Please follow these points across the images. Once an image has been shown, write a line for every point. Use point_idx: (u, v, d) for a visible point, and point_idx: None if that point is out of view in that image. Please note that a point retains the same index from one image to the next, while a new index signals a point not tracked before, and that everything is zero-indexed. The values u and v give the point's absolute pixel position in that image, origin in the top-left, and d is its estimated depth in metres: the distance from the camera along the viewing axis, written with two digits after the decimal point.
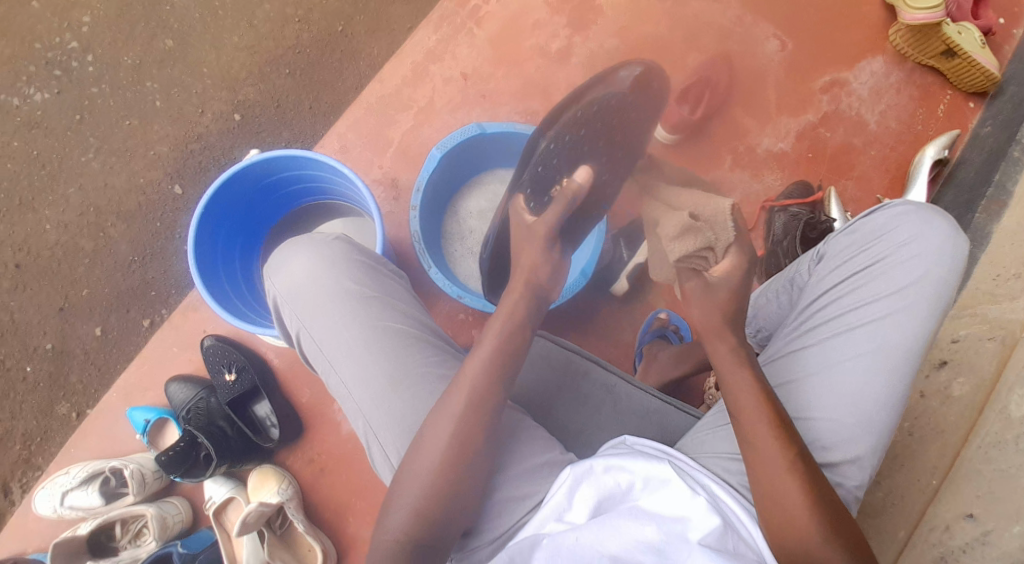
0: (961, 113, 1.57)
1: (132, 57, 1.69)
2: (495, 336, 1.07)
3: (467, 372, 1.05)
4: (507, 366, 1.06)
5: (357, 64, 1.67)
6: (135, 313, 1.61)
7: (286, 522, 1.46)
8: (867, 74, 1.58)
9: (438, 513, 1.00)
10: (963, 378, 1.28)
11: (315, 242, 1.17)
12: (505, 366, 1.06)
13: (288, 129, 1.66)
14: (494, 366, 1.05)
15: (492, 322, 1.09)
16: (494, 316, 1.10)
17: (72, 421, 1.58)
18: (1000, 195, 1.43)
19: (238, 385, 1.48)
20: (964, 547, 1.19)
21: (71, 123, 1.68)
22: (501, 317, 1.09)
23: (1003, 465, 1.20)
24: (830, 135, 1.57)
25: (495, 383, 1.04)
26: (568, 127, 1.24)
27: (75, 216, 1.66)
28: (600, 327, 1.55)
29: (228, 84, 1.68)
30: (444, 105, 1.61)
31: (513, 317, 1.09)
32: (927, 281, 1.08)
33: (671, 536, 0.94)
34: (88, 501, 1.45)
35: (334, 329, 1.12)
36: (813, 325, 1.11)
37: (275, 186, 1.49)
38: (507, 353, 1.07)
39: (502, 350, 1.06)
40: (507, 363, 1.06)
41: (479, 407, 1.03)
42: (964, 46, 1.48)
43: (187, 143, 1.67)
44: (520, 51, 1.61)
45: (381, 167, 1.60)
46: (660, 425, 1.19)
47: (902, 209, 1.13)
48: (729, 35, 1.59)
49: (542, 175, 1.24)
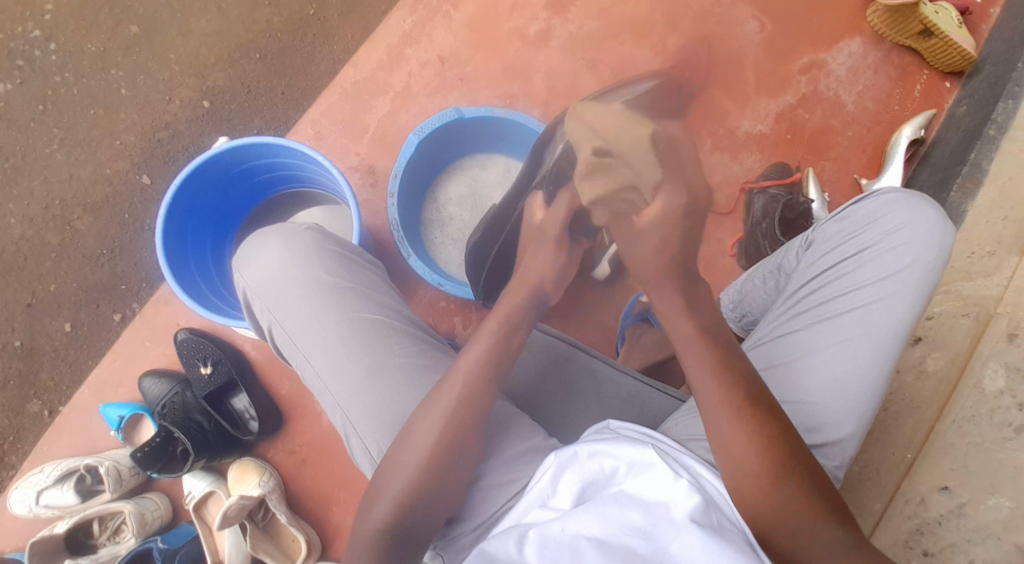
0: (937, 93, 1.59)
1: (95, 44, 1.64)
2: (492, 333, 1.06)
3: (462, 366, 1.03)
4: (502, 364, 1.05)
5: (331, 48, 1.63)
6: (105, 307, 1.56)
7: (268, 515, 1.44)
8: (844, 56, 1.59)
9: (422, 505, 0.99)
10: (938, 353, 1.30)
11: (286, 233, 1.15)
12: (500, 363, 1.05)
13: (260, 116, 1.62)
14: (489, 363, 1.04)
15: (489, 318, 1.08)
16: (492, 313, 1.09)
17: (43, 420, 1.53)
18: (974, 173, 1.45)
19: (214, 379, 1.45)
20: (940, 519, 1.20)
21: (34, 112, 1.63)
22: (496, 319, 1.07)
23: (978, 439, 1.21)
24: (807, 116, 1.57)
25: (487, 380, 1.03)
26: (579, 125, 1.28)
27: (41, 209, 1.61)
28: (582, 312, 1.54)
29: (197, 70, 1.64)
30: (421, 89, 1.59)
31: (512, 316, 1.08)
32: (915, 267, 1.09)
33: (657, 519, 0.90)
34: (64, 499, 1.42)
35: (306, 322, 1.10)
36: (800, 310, 1.12)
37: (248, 174, 1.46)
38: (501, 350, 1.05)
39: (497, 348, 1.05)
40: (504, 359, 1.06)
41: (470, 401, 1.02)
42: (940, 26, 1.49)
43: (156, 132, 1.62)
44: (497, 35, 1.59)
45: (357, 153, 1.57)
46: (641, 409, 1.19)
47: (892, 196, 1.14)
48: (707, 16, 1.59)
49: (558, 169, 1.18)
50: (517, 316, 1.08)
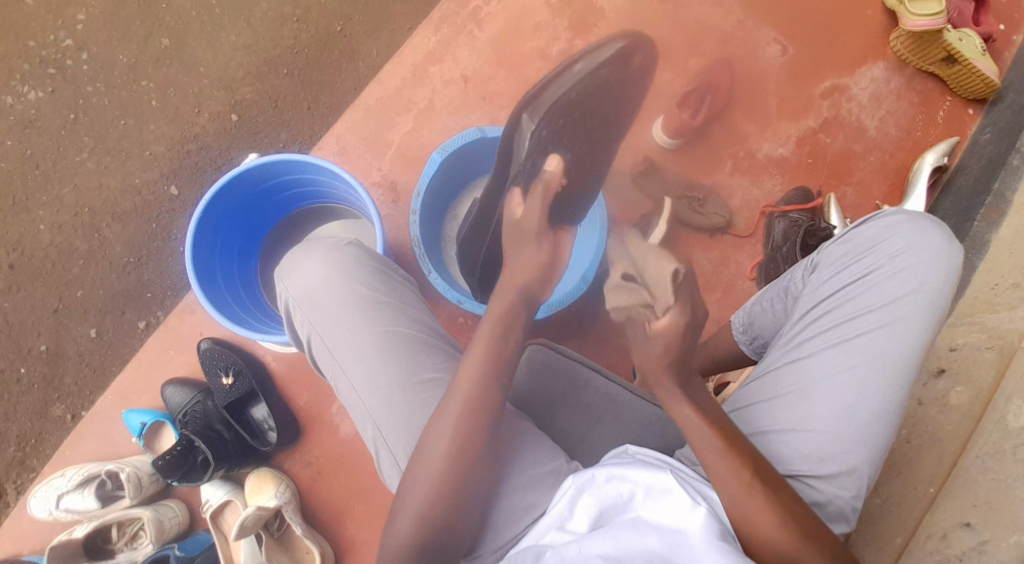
0: (959, 120, 1.58)
1: (127, 56, 1.67)
2: (489, 338, 1.05)
3: (462, 377, 1.03)
4: (505, 369, 1.05)
5: (355, 65, 1.65)
6: (131, 314, 1.59)
7: (283, 525, 1.46)
8: (867, 81, 1.58)
9: (440, 523, 0.99)
10: (962, 388, 1.29)
11: (328, 247, 1.16)
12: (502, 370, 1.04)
13: (286, 130, 1.65)
14: (490, 371, 1.03)
15: (485, 322, 1.07)
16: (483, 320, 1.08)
17: (66, 423, 1.57)
18: (998, 203, 1.45)
19: (235, 389, 1.48)
20: (961, 556, 1.17)
21: (66, 121, 1.66)
22: (490, 320, 1.06)
23: (1001, 474, 1.19)
24: (830, 141, 1.57)
25: (490, 390, 1.02)
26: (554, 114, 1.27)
27: (69, 216, 1.64)
28: (598, 332, 1.56)
29: (226, 84, 1.67)
30: (445, 107, 1.60)
31: (506, 319, 1.07)
32: (921, 291, 1.09)
33: (672, 545, 0.90)
34: (85, 504, 1.45)
35: (345, 334, 1.11)
36: (808, 335, 1.11)
37: (274, 190, 1.48)
38: (498, 355, 1.04)
39: (496, 353, 1.04)
40: (502, 367, 1.04)
41: (476, 412, 1.01)
42: (964, 53, 1.49)
43: (183, 143, 1.65)
44: (521, 54, 1.61)
45: (379, 169, 1.59)
46: (660, 432, 1.18)
47: (895, 219, 1.14)
48: (730, 40, 1.59)
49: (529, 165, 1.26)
50: (510, 320, 1.07)
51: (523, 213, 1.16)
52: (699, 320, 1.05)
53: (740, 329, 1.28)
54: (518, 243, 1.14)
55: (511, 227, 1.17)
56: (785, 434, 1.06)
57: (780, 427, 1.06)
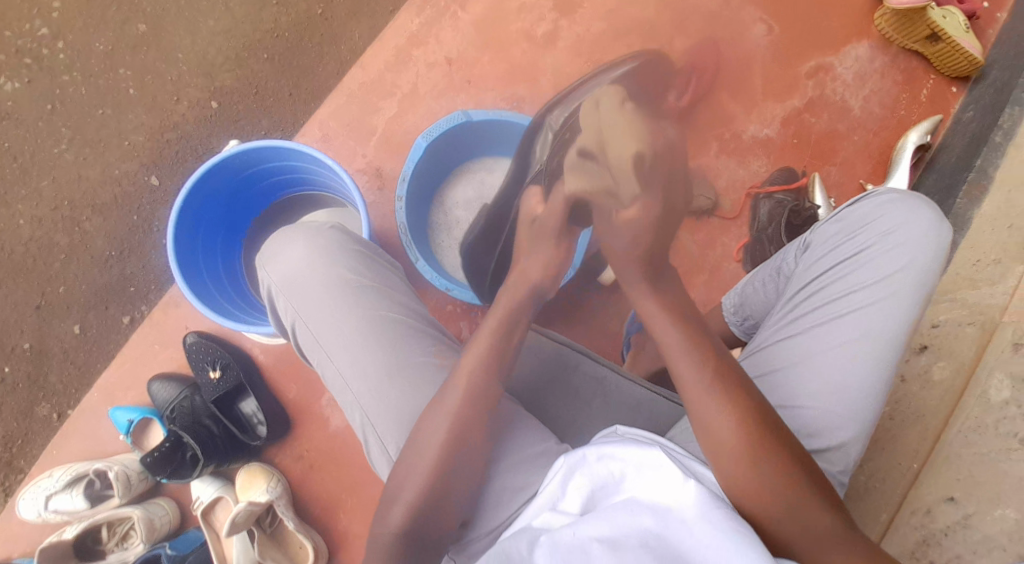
0: (943, 98, 1.58)
1: (103, 43, 1.63)
2: (494, 330, 1.08)
3: (462, 369, 1.05)
4: (503, 359, 1.07)
5: (337, 48, 1.62)
6: (114, 310, 1.57)
7: (276, 520, 1.45)
8: (851, 60, 1.58)
9: (433, 510, 1.01)
10: (944, 362, 1.31)
11: (312, 233, 1.16)
12: (501, 360, 1.07)
13: (268, 118, 1.62)
14: (490, 364, 1.05)
15: (490, 315, 1.10)
16: (489, 314, 1.10)
17: (52, 422, 1.54)
18: (981, 180, 1.45)
19: (223, 383, 1.47)
20: (946, 530, 1.20)
21: (43, 112, 1.63)
22: (491, 319, 1.09)
23: (984, 449, 1.21)
24: (814, 121, 1.57)
25: (490, 382, 1.05)
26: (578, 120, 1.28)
27: (49, 209, 1.61)
28: (586, 317, 1.56)
29: (206, 71, 1.64)
30: (429, 92, 1.59)
31: (513, 313, 1.10)
32: (912, 268, 1.09)
33: (665, 521, 0.90)
34: (73, 504, 1.44)
35: (330, 320, 1.10)
36: (799, 313, 1.12)
37: (257, 179, 1.46)
38: (498, 350, 1.07)
39: (496, 346, 1.07)
40: (501, 361, 1.07)
41: (474, 402, 1.03)
42: (948, 31, 1.48)
43: (164, 132, 1.62)
44: (505, 36, 1.59)
45: (364, 156, 1.58)
46: (650, 416, 1.20)
47: (887, 198, 1.15)
48: (717, 19, 1.57)
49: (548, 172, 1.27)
50: (515, 316, 1.10)
51: (545, 210, 1.18)
52: (669, 208, 1.10)
53: (732, 310, 1.30)
54: (534, 240, 1.18)
55: (530, 222, 1.20)
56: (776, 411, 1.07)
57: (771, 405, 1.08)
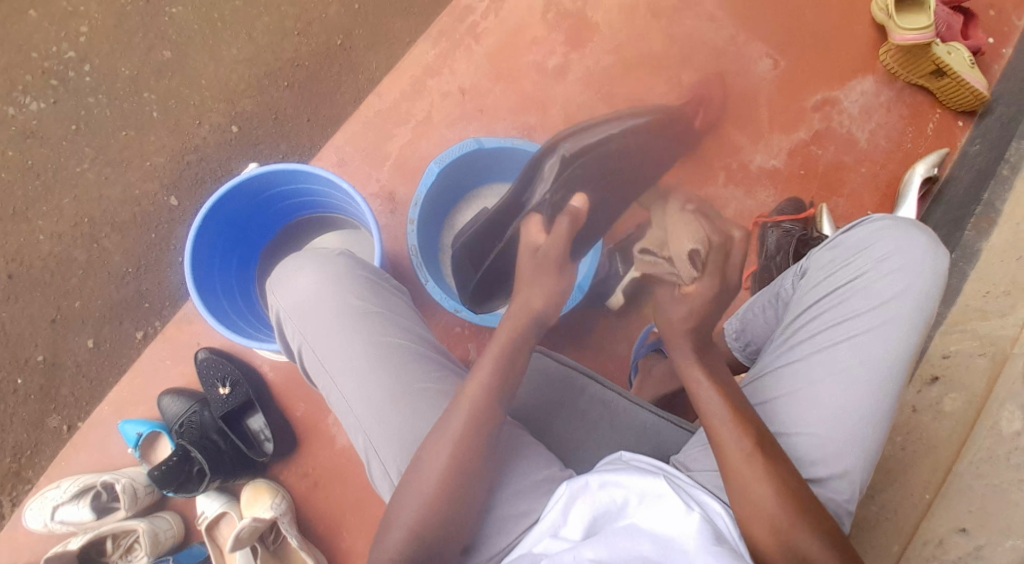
0: (950, 132, 1.61)
1: (129, 68, 1.69)
2: (498, 356, 1.06)
3: (466, 394, 1.03)
4: (507, 385, 1.05)
5: (355, 78, 1.67)
6: (128, 325, 1.60)
7: (278, 538, 1.45)
8: (857, 94, 1.61)
9: (435, 537, 1.00)
10: (955, 394, 1.30)
11: (319, 258, 1.16)
12: (505, 386, 1.05)
13: (286, 141, 1.67)
14: (495, 389, 1.04)
15: (495, 340, 1.08)
16: (494, 338, 1.09)
17: (63, 434, 1.56)
18: (988, 212, 1.46)
19: (230, 400, 1.48)
20: (957, 562, 1.19)
21: (67, 132, 1.67)
22: (499, 341, 1.07)
23: (995, 481, 1.21)
24: (822, 153, 1.60)
25: (493, 407, 1.03)
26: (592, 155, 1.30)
27: (69, 226, 1.64)
28: (595, 342, 1.57)
29: (227, 96, 1.68)
30: (442, 119, 1.62)
31: (515, 341, 1.07)
32: (910, 293, 1.10)
33: (666, 550, 0.91)
34: (79, 516, 1.44)
35: (337, 344, 1.11)
36: (799, 338, 1.12)
37: (273, 200, 1.49)
38: (505, 372, 1.06)
39: (503, 370, 1.05)
40: (507, 386, 1.05)
41: (477, 427, 1.02)
42: (952, 66, 1.52)
43: (184, 154, 1.66)
44: (518, 68, 1.63)
45: (378, 180, 1.61)
46: (656, 441, 1.19)
47: (882, 224, 1.15)
48: (724, 54, 1.62)
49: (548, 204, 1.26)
50: (520, 341, 1.08)
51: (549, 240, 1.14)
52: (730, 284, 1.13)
53: (734, 336, 1.30)
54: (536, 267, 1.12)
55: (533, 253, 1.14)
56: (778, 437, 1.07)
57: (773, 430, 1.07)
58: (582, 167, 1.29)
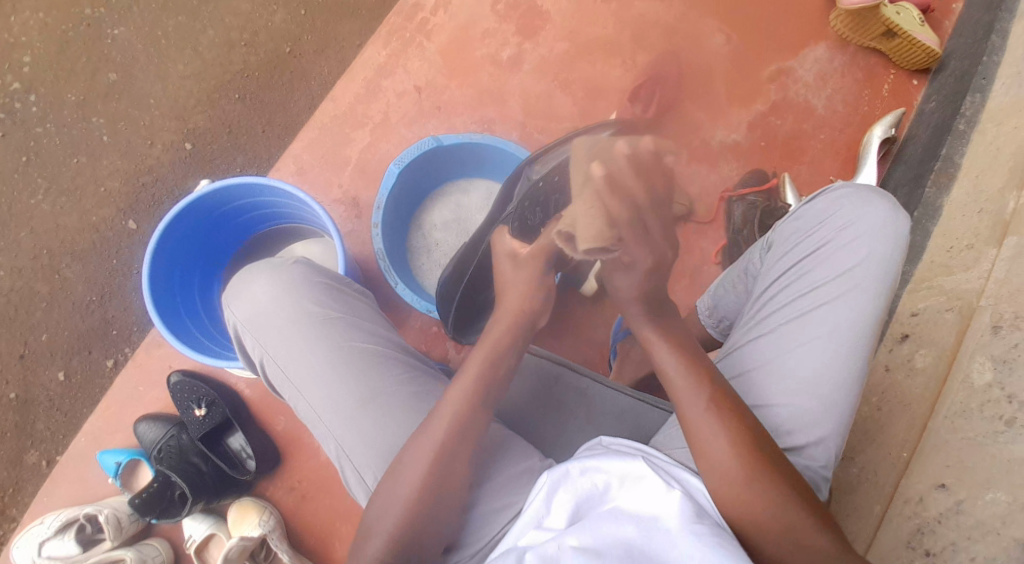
0: (906, 91, 1.62)
1: (75, 94, 1.66)
2: (484, 360, 1.06)
3: (452, 397, 1.03)
4: (493, 390, 1.05)
5: (309, 84, 1.66)
6: (97, 353, 1.58)
7: (270, 555, 1.45)
8: (811, 61, 1.61)
9: (418, 537, 0.99)
10: (926, 350, 1.31)
11: (276, 266, 1.14)
12: (490, 390, 1.05)
13: (242, 155, 1.65)
14: (480, 391, 1.03)
15: (484, 340, 1.08)
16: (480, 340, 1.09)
17: (42, 468, 1.55)
18: (947, 168, 1.47)
19: (208, 420, 1.46)
20: (939, 518, 1.18)
21: (18, 164, 1.65)
22: (486, 345, 1.07)
23: (970, 434, 1.20)
24: (780, 123, 1.60)
25: (480, 408, 1.03)
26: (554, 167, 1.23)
27: (28, 260, 1.62)
28: (572, 328, 1.56)
29: (179, 114, 1.66)
30: (399, 120, 1.61)
31: (502, 339, 1.08)
32: (872, 260, 1.09)
33: (650, 532, 0.91)
34: (65, 549, 1.42)
35: (299, 354, 1.09)
36: (765, 314, 1.12)
37: (232, 215, 1.48)
38: (491, 373, 1.05)
39: (489, 373, 1.05)
40: (493, 386, 1.05)
41: (465, 429, 1.01)
42: (903, 26, 1.52)
43: (140, 176, 1.64)
44: (470, 63, 1.62)
45: (340, 186, 1.59)
46: (635, 423, 1.19)
47: (843, 191, 1.14)
48: (674, 32, 1.62)
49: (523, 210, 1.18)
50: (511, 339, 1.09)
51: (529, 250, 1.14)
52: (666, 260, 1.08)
53: (707, 313, 1.30)
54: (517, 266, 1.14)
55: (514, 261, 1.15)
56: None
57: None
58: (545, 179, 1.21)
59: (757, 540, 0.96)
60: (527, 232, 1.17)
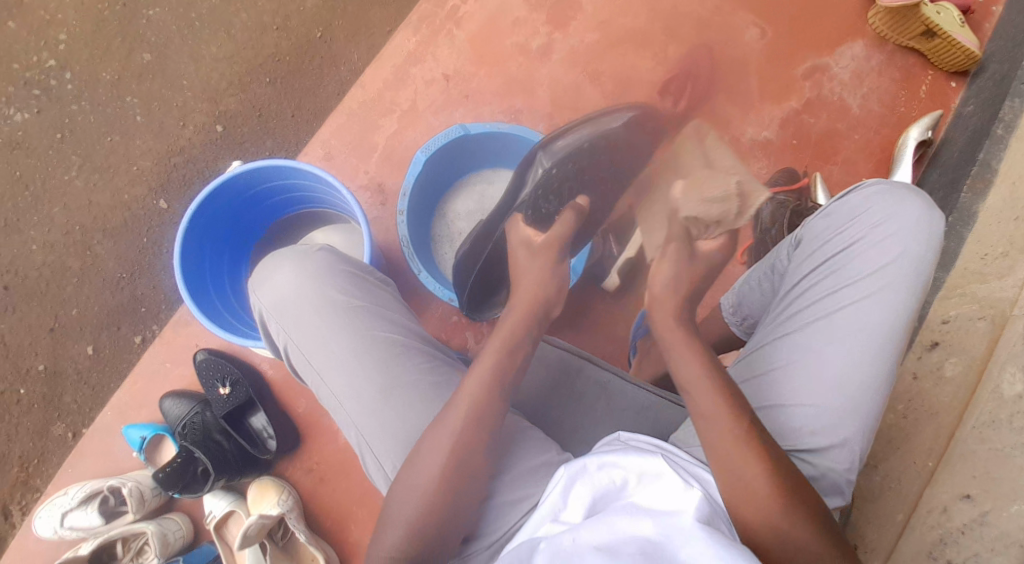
0: (944, 94, 1.58)
1: (110, 73, 1.68)
2: (498, 353, 1.06)
3: (466, 388, 1.03)
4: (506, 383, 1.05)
5: (338, 70, 1.66)
6: (126, 329, 1.60)
7: (287, 533, 1.47)
8: (847, 59, 1.59)
9: (437, 528, 0.99)
10: (956, 358, 1.28)
11: (300, 253, 1.15)
12: (504, 383, 1.04)
13: (271, 138, 1.66)
14: (494, 385, 1.03)
15: (498, 332, 1.09)
16: (493, 334, 1.09)
17: (68, 441, 1.58)
18: (985, 173, 1.44)
19: (232, 399, 1.48)
20: (962, 528, 1.17)
21: (53, 141, 1.67)
22: (496, 340, 1.08)
23: (998, 444, 1.18)
24: (813, 121, 1.58)
25: (496, 400, 1.03)
26: (571, 157, 1.26)
27: (60, 235, 1.64)
28: (594, 322, 1.56)
29: (211, 95, 1.67)
30: (427, 107, 1.61)
31: (517, 331, 1.09)
32: (903, 260, 1.08)
33: (664, 528, 0.89)
34: (88, 521, 1.45)
35: (322, 341, 1.10)
36: (791, 312, 1.11)
37: (261, 197, 1.49)
38: (505, 365, 1.06)
39: (502, 365, 1.05)
40: (507, 377, 1.05)
41: (479, 421, 1.01)
42: (943, 27, 1.49)
43: (171, 156, 1.66)
44: (499, 52, 1.61)
45: (366, 172, 1.60)
46: (654, 422, 1.18)
47: (874, 189, 1.12)
48: (708, 26, 1.60)
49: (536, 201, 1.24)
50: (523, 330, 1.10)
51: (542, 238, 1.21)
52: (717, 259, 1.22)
53: (730, 310, 1.29)
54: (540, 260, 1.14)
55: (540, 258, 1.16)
56: (761, 413, 1.06)
57: (761, 406, 1.07)
58: (559, 168, 1.25)
59: (776, 545, 0.95)
60: (540, 221, 1.24)
